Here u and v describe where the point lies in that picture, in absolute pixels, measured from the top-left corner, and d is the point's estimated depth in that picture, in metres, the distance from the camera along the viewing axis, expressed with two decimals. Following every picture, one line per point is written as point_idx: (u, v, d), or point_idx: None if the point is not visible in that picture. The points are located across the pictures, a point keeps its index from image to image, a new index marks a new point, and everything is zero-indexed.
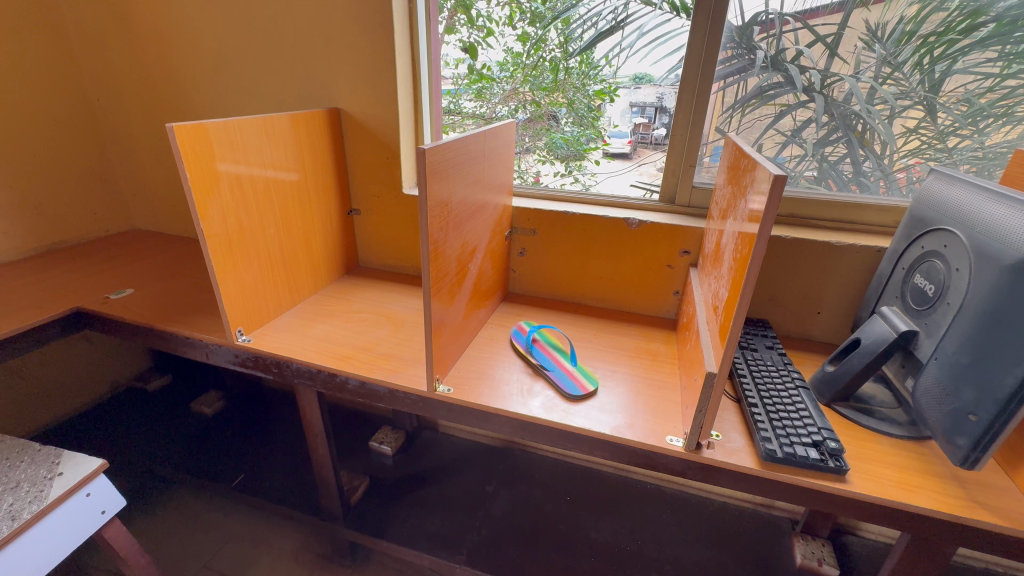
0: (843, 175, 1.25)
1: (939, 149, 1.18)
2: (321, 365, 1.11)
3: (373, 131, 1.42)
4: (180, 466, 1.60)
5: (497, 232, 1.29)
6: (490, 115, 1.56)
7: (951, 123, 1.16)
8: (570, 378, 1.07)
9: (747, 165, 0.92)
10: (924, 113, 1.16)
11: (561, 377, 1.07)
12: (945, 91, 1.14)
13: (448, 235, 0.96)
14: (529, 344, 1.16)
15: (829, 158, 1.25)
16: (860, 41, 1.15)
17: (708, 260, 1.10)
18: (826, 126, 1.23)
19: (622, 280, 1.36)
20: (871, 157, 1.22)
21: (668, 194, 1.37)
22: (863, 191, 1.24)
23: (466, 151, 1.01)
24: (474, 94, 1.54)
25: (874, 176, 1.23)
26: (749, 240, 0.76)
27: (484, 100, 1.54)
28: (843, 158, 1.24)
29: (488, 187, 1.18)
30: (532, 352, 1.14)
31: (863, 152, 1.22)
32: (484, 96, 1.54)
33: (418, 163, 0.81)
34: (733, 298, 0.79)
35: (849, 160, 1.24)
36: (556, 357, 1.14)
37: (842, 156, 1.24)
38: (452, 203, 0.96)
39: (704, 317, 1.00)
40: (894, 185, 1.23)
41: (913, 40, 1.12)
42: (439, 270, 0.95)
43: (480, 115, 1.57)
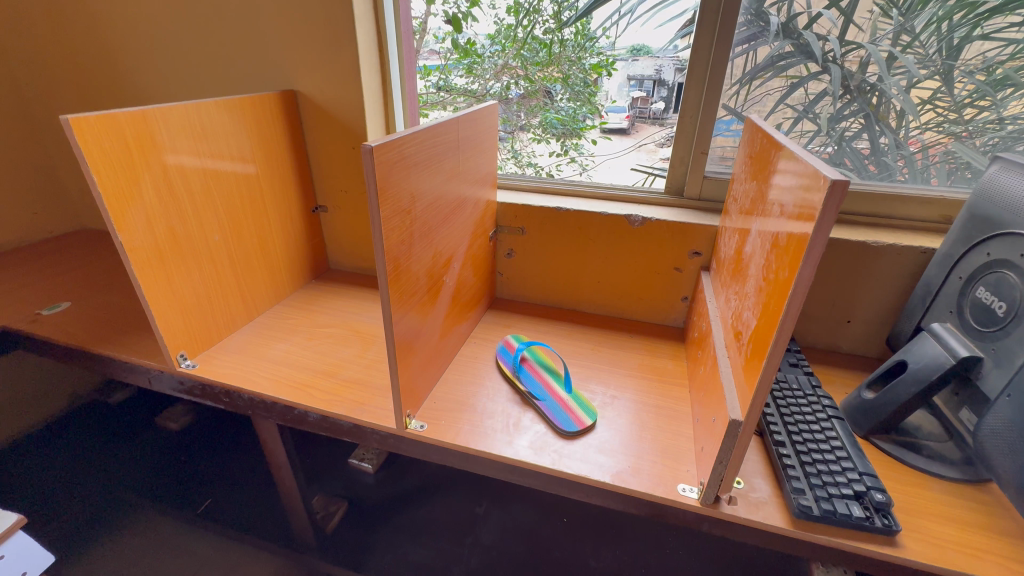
0: (860, 155, 1.07)
1: (955, 123, 1.00)
2: (276, 396, 0.95)
3: (335, 115, 1.22)
4: (147, 497, 1.47)
5: (480, 232, 1.12)
6: (480, 93, 1.36)
7: (970, 92, 0.98)
8: (564, 410, 0.91)
9: (777, 154, 0.74)
10: (941, 82, 0.98)
11: (553, 410, 0.91)
12: (963, 59, 0.96)
13: (414, 246, 0.79)
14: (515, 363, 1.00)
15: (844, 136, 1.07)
16: (877, 5, 0.96)
17: (725, 266, 0.93)
18: (841, 100, 1.04)
19: (622, 285, 1.20)
20: (887, 133, 1.04)
21: (676, 186, 1.19)
22: (881, 172, 1.08)
23: (439, 142, 0.83)
24: (464, 70, 1.33)
25: (891, 154, 1.05)
26: (788, 258, 0.59)
27: (476, 76, 1.34)
28: (859, 135, 1.06)
29: (468, 181, 1.00)
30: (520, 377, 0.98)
31: (878, 129, 1.04)
32: (475, 72, 1.33)
33: (365, 167, 0.63)
34: (765, 328, 0.63)
35: (865, 138, 1.06)
36: (548, 383, 0.98)
37: (858, 134, 1.06)
38: (420, 207, 0.79)
39: (723, 338, 0.84)
40: (913, 166, 1.05)
41: (931, 4, 0.93)
42: (403, 290, 0.78)
43: (470, 92, 1.37)
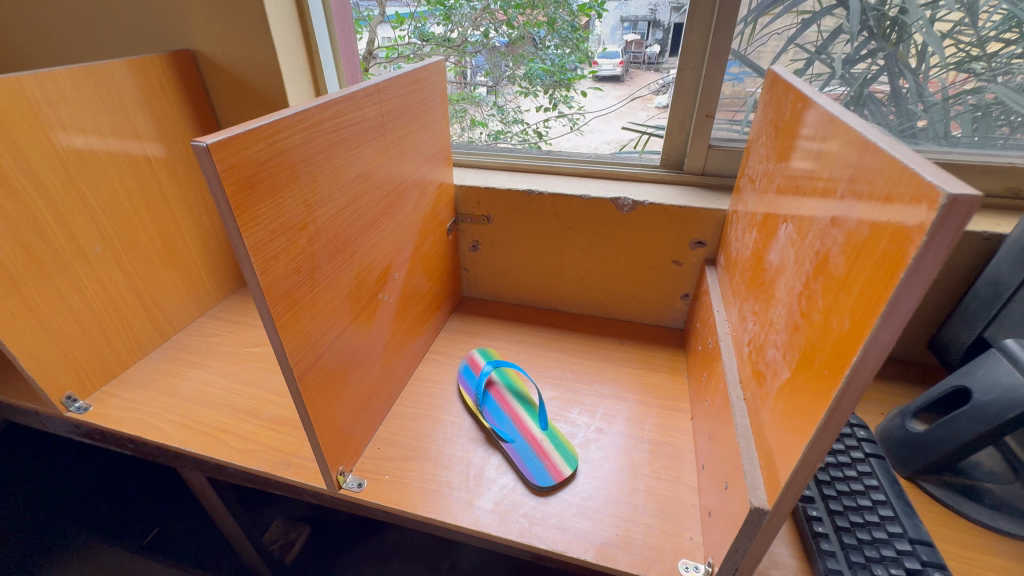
0: (879, 108, 0.85)
1: (981, 64, 0.78)
2: (183, 448, 0.77)
3: (245, 83, 0.98)
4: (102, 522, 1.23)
5: (433, 225, 0.90)
6: (461, 42, 1.11)
7: (998, 22, 0.74)
8: (537, 456, 0.73)
9: (813, 124, 0.52)
10: (966, 12, 0.75)
11: (523, 456, 0.73)
12: None
13: (320, 270, 0.57)
14: (477, 392, 0.82)
15: (859, 85, 0.84)
16: None
17: (737, 267, 0.73)
18: (857, 39, 0.81)
19: (610, 281, 1.00)
20: (907, 77, 0.81)
21: (674, 158, 0.96)
22: (901, 124, 0.85)
23: (353, 120, 0.60)
24: (440, 15, 1.08)
25: (911, 104, 0.83)
26: (846, 299, 0.38)
27: (454, 24, 1.08)
28: (876, 82, 0.83)
29: (408, 165, 0.77)
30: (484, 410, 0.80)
31: (897, 73, 0.81)
32: (453, 18, 1.07)
33: (207, 178, 0.41)
34: (806, 394, 0.43)
35: (881, 86, 0.83)
36: (520, 417, 0.80)
37: (874, 81, 0.83)
38: (325, 214, 0.57)
39: (736, 370, 0.64)
40: (937, 121, 0.83)
41: None
42: (307, 330, 0.57)
43: (449, 42, 1.12)
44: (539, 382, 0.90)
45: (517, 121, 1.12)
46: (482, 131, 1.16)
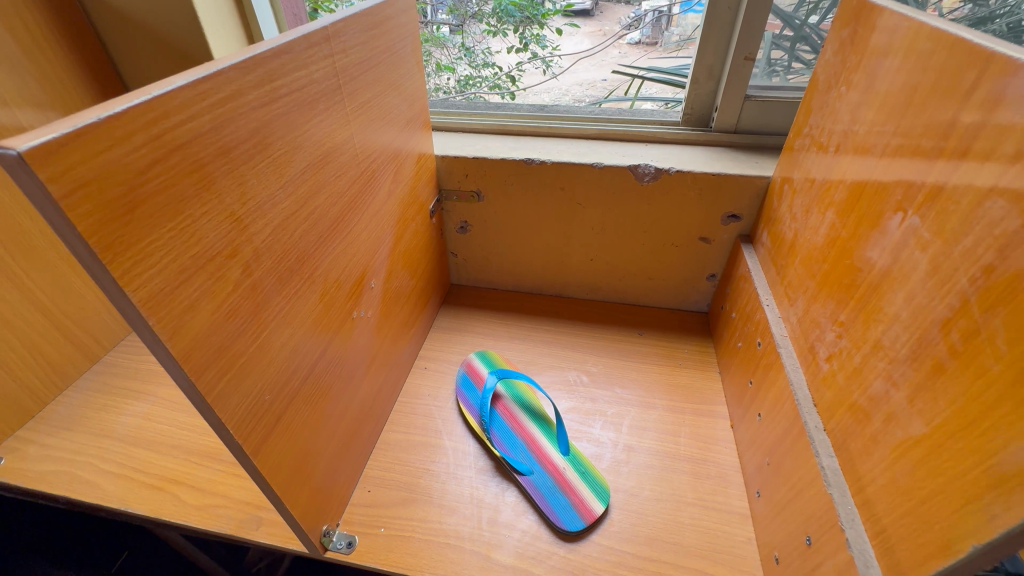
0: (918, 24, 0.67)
1: None
2: (124, 509, 0.62)
3: (149, 31, 0.73)
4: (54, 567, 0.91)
5: (414, 210, 0.73)
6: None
7: None
8: (561, 490, 0.62)
9: (953, 74, 0.37)
10: None
11: (545, 492, 0.61)
12: None
13: (266, 305, 0.41)
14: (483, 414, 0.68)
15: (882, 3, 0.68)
16: None
17: (796, 255, 0.59)
18: None
19: (625, 262, 0.86)
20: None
21: (700, 112, 0.79)
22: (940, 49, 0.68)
23: (292, 84, 0.41)
24: None
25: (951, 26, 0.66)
26: None
27: None
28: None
29: (378, 139, 0.58)
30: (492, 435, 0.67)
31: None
32: None
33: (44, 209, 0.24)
34: (969, 472, 0.31)
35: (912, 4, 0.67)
36: (534, 440, 0.68)
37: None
38: (264, 227, 0.39)
39: (808, 389, 0.52)
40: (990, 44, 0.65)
41: None
42: (260, 389, 0.41)
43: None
44: (552, 389, 0.77)
45: (487, 65, 1.02)
46: (450, 77, 1.04)
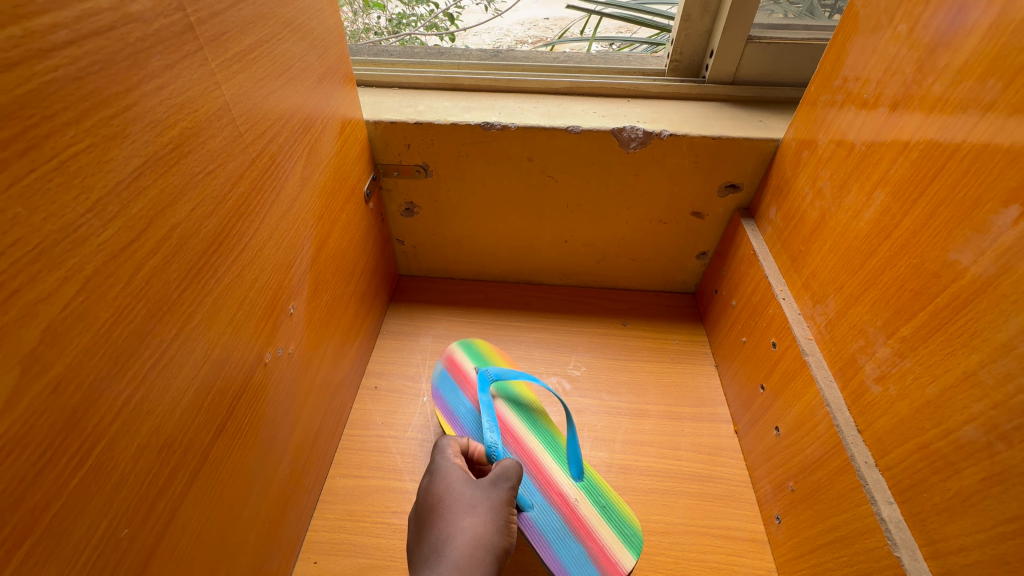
0: None
1: None
2: None
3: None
4: None
5: (343, 196, 0.56)
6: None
7: None
8: (571, 533, 0.52)
9: None
10: None
11: (553, 537, 0.52)
12: None
13: (93, 405, 0.25)
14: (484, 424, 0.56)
15: None
16: None
17: (824, 240, 0.49)
18: None
19: (605, 244, 0.74)
20: None
21: (690, 57, 0.65)
22: None
23: (80, 20, 0.23)
24: None
25: None
26: None
27: None
28: None
29: (278, 106, 0.40)
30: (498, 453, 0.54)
31: None
32: None
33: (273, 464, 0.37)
34: None
35: None
36: (539, 462, 0.58)
37: None
38: (59, 282, 0.23)
39: (848, 410, 0.43)
40: None
41: None
42: (106, 531, 0.26)
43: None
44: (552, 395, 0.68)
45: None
46: (380, 15, 0.90)
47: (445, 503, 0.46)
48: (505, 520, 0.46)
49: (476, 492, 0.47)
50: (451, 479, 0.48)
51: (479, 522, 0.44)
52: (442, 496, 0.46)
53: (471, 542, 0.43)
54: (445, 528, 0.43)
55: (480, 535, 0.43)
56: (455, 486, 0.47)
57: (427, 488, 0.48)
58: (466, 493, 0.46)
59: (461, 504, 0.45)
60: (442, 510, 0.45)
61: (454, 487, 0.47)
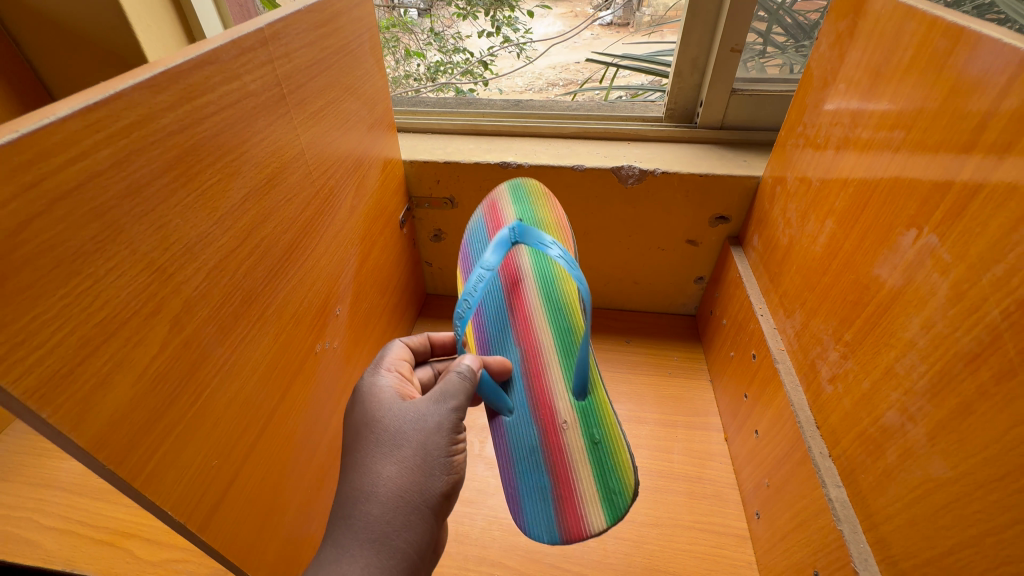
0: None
1: None
2: (69, 571, 0.56)
3: (54, 18, 0.61)
4: None
5: (382, 222, 0.67)
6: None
7: None
8: (546, 462, 0.55)
9: (971, 70, 0.33)
10: None
11: (529, 459, 0.56)
12: None
13: (204, 361, 0.35)
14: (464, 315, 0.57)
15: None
16: None
17: (792, 263, 0.56)
18: None
19: (609, 268, 0.82)
20: None
21: (683, 107, 0.75)
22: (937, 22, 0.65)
23: (220, 98, 0.34)
24: None
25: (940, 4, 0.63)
26: None
27: None
28: None
29: (337, 151, 0.52)
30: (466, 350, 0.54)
31: None
32: None
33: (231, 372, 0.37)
34: (1002, 531, 0.28)
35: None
36: (545, 374, 0.60)
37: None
38: (194, 271, 0.33)
39: (810, 410, 0.49)
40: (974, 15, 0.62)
41: None
42: (205, 459, 0.36)
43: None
44: None
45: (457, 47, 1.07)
46: (420, 63, 1.07)
47: (368, 440, 0.40)
48: (441, 454, 0.40)
49: (405, 430, 0.40)
50: (383, 413, 0.42)
51: (403, 471, 0.39)
52: (367, 436, 0.41)
53: (391, 494, 0.38)
54: (363, 476, 0.38)
55: (407, 485, 0.38)
56: (383, 423, 0.41)
57: (355, 412, 0.43)
58: (393, 422, 0.41)
59: (384, 445, 0.40)
60: (365, 449, 0.40)
61: (381, 417, 0.42)
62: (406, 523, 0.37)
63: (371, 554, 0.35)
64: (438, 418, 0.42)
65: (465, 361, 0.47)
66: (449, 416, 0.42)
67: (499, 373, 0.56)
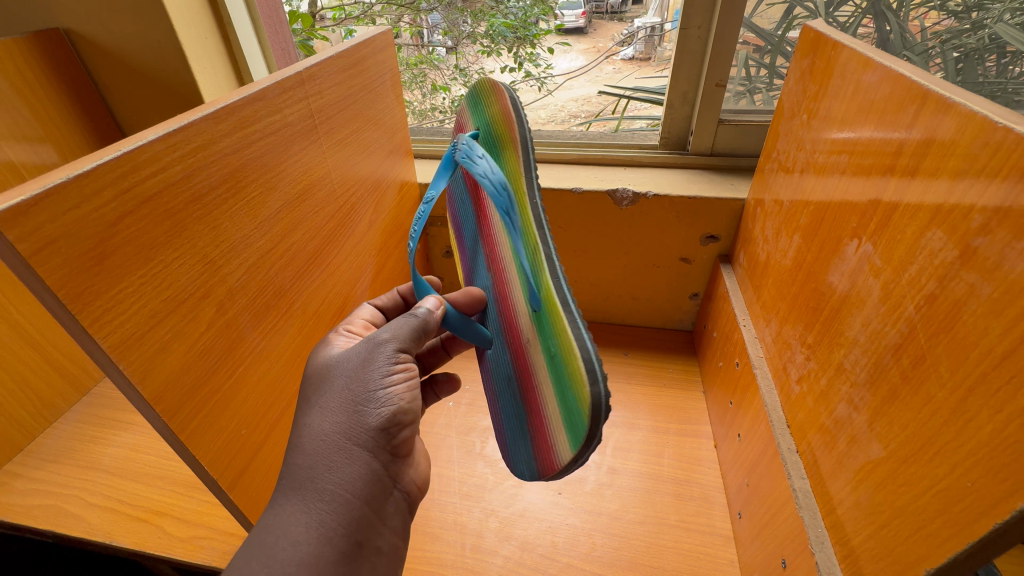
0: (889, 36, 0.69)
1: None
2: (108, 543, 0.62)
3: (129, 63, 0.72)
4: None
5: (397, 236, 0.74)
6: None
7: None
8: (521, 389, 0.49)
9: (894, 104, 0.38)
10: None
11: (509, 389, 0.51)
12: None
13: (241, 340, 0.42)
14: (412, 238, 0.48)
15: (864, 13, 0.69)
16: None
17: (770, 275, 0.60)
18: None
19: (609, 284, 0.87)
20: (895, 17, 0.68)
21: (677, 135, 0.81)
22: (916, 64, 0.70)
23: (265, 127, 0.42)
24: None
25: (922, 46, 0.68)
26: (1004, 397, 0.26)
27: None
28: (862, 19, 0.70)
29: (359, 172, 0.60)
30: (419, 288, 0.52)
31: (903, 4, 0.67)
32: None
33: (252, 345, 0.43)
34: (916, 498, 0.32)
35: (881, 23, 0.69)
36: (510, 299, 0.48)
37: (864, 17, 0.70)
38: (238, 264, 0.40)
39: (782, 410, 0.53)
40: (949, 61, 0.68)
41: None
42: (238, 425, 0.42)
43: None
44: None
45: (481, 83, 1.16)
46: (445, 97, 1.17)
47: (303, 399, 0.43)
48: (362, 392, 0.41)
49: (333, 384, 0.42)
50: (318, 369, 0.44)
51: (331, 424, 0.40)
52: (304, 396, 0.43)
53: (320, 448, 0.40)
54: (297, 434, 0.41)
55: (328, 428, 0.40)
56: (318, 383, 0.43)
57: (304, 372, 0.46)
58: (320, 373, 0.44)
59: (314, 401, 0.42)
60: (302, 408, 0.42)
61: (316, 375, 0.44)
62: (331, 462, 0.39)
63: (304, 507, 0.38)
64: (360, 358, 0.43)
65: (427, 303, 0.47)
66: (373, 353, 0.43)
67: (468, 305, 0.53)
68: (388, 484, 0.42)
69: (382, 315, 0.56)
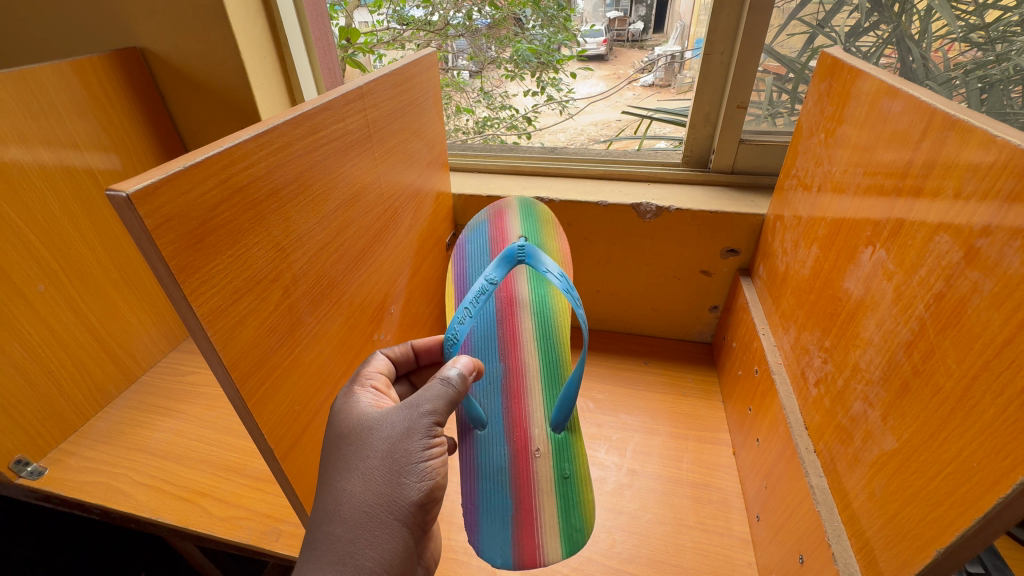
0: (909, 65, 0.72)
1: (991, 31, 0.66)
2: (154, 518, 0.66)
3: (195, 79, 0.79)
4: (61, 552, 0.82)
5: (432, 241, 0.79)
6: (442, 26, 1.18)
7: None
8: (511, 484, 0.61)
9: (904, 122, 0.42)
10: None
11: (496, 478, 0.62)
12: None
13: (300, 324, 0.46)
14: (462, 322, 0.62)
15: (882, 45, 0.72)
16: None
17: (788, 286, 0.63)
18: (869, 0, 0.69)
19: (630, 295, 0.90)
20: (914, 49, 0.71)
21: (699, 154, 0.85)
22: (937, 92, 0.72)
23: (331, 134, 0.48)
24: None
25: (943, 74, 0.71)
26: (1007, 382, 0.29)
27: (435, 7, 1.15)
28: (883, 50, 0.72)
29: (403, 181, 0.65)
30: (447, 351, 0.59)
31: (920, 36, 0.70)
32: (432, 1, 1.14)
33: (308, 328, 0.47)
34: (928, 486, 0.34)
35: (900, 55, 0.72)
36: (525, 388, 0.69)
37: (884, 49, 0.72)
38: (302, 256, 0.45)
39: (800, 413, 0.55)
40: (969, 88, 0.70)
41: None
42: (292, 403, 0.46)
43: (430, 26, 1.18)
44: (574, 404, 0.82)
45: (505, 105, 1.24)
46: (469, 118, 1.26)
47: (337, 456, 0.42)
48: (405, 462, 0.41)
49: (370, 447, 0.41)
50: (353, 430, 0.43)
51: (370, 491, 0.40)
52: (338, 454, 0.42)
53: (360, 517, 0.39)
54: (335, 499, 0.40)
55: (369, 497, 0.40)
56: (353, 442, 0.42)
57: (335, 422, 0.45)
58: (358, 432, 0.43)
59: (352, 463, 0.41)
60: (337, 467, 0.41)
61: (353, 433, 0.43)
62: (372, 537, 0.39)
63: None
64: (398, 429, 0.42)
65: (456, 366, 0.47)
66: (415, 424, 0.42)
67: None
68: (416, 556, 0.42)
69: (393, 368, 0.54)
